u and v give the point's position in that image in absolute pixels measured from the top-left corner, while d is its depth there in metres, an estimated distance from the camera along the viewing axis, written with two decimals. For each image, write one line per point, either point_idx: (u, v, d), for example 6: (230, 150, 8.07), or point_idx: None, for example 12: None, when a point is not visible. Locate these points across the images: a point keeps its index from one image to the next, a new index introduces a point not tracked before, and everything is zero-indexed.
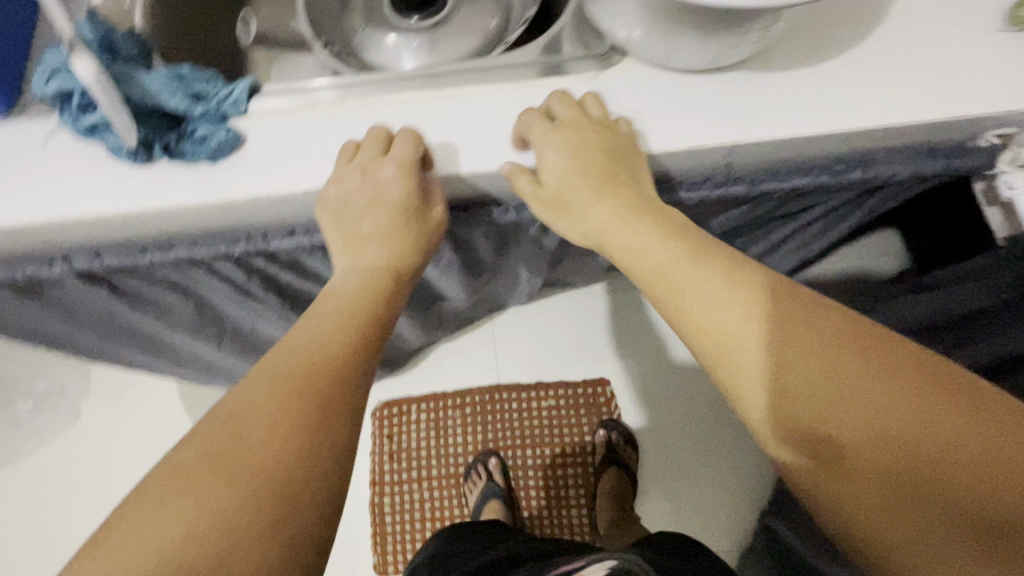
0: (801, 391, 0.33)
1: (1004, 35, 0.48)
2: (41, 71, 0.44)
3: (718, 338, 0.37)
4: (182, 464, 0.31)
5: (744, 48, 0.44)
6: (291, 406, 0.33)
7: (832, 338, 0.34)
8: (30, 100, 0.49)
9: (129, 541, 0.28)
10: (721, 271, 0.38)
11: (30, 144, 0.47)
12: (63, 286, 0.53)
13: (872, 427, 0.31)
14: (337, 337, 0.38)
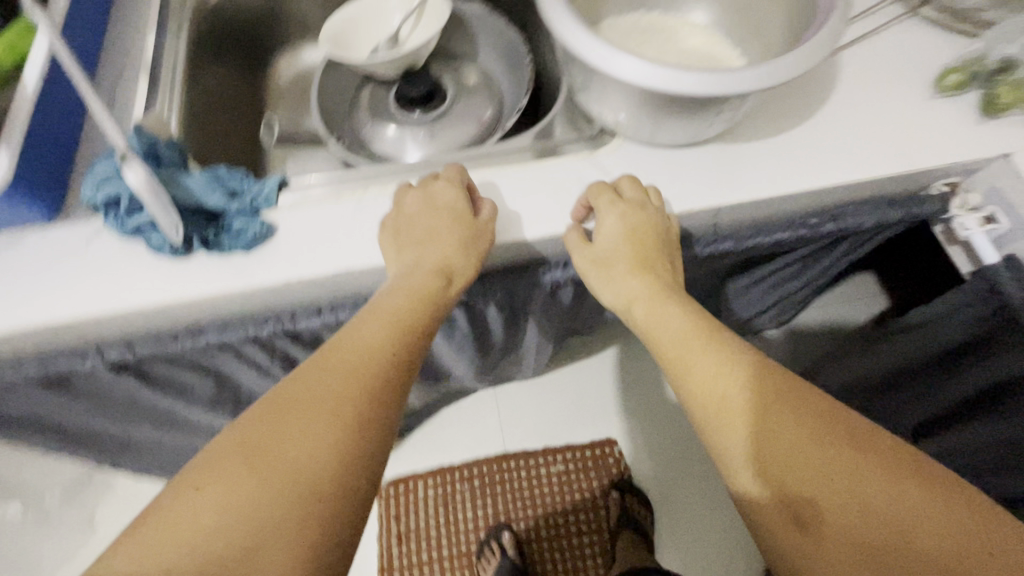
0: (788, 465, 0.35)
1: (935, 100, 0.56)
2: (93, 179, 0.48)
3: (709, 404, 0.39)
4: (222, 450, 0.34)
5: (719, 125, 0.51)
6: (331, 400, 0.36)
7: (803, 412, 0.37)
8: (74, 205, 0.53)
9: (168, 529, 0.31)
10: (713, 341, 0.42)
11: (73, 245, 0.51)
12: (91, 379, 0.54)
13: (856, 510, 0.33)
14: (383, 333, 0.41)
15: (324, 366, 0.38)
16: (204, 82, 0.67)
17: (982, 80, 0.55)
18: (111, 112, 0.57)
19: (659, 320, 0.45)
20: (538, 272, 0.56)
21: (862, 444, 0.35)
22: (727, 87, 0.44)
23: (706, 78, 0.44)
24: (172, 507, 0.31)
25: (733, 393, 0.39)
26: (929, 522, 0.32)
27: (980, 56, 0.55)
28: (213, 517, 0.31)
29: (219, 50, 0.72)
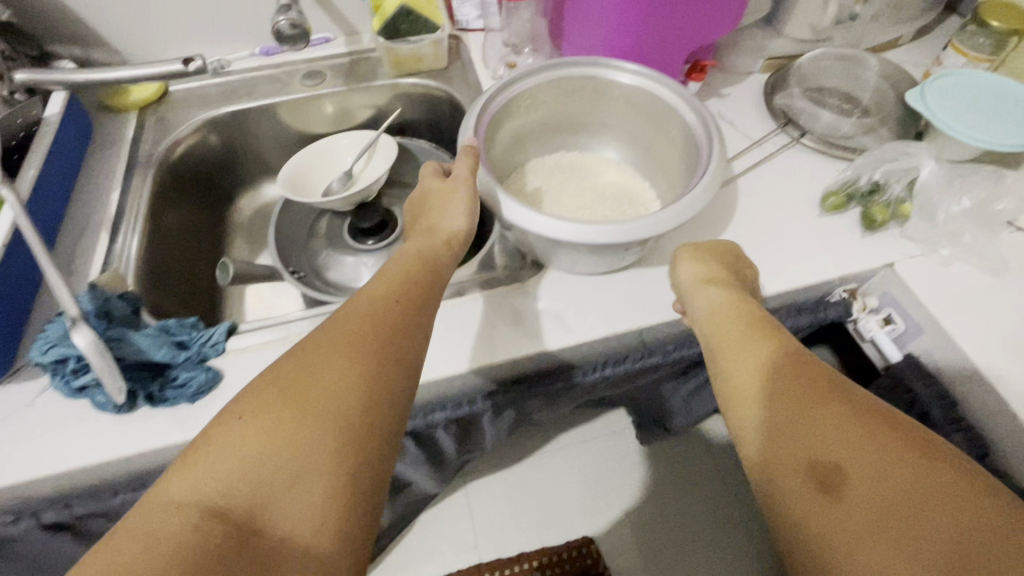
0: (783, 414, 0.42)
1: (824, 217, 0.64)
2: (42, 341, 0.50)
3: (729, 374, 0.47)
4: (260, 388, 0.38)
5: (631, 255, 0.57)
6: (354, 357, 0.40)
7: (832, 399, 0.41)
8: (22, 364, 0.54)
9: (211, 455, 0.35)
10: (756, 333, 0.48)
11: (18, 406, 0.51)
12: (25, 542, 0.53)
13: (840, 455, 0.38)
14: (401, 305, 0.45)
15: (358, 326, 0.42)
16: (164, 226, 0.72)
17: (859, 199, 0.63)
18: (71, 269, 0.60)
19: (710, 317, 0.51)
20: (480, 398, 0.60)
21: (854, 406, 0.40)
22: (625, 236, 0.50)
23: (609, 228, 0.50)
24: (217, 433, 0.36)
25: (755, 365, 0.46)
26: (906, 475, 0.36)
27: (852, 180, 0.63)
28: (248, 448, 0.35)
29: (182, 195, 0.78)
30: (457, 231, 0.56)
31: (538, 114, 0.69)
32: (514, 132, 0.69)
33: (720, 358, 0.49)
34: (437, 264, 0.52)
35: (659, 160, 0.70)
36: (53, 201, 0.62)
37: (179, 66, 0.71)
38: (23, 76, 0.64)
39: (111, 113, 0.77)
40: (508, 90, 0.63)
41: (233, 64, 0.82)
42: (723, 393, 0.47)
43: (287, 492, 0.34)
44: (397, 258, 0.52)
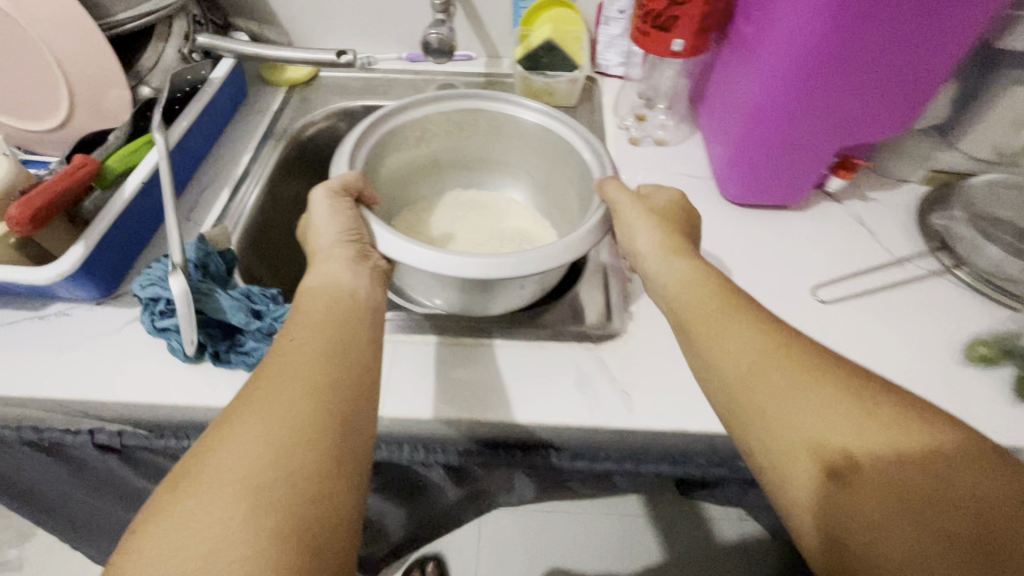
0: (783, 394, 0.40)
1: (963, 366, 0.54)
2: (145, 279, 0.54)
3: (715, 358, 0.44)
4: (179, 469, 0.37)
5: (455, 292, 0.56)
6: (270, 416, 0.38)
7: (819, 378, 0.40)
8: (126, 290, 0.59)
9: (202, 482, 0.36)
10: (731, 309, 0.46)
11: (109, 328, 0.56)
12: (81, 452, 0.57)
13: (851, 437, 0.37)
14: (319, 355, 0.43)
15: (309, 331, 0.45)
16: (279, 197, 0.76)
17: (1017, 358, 0.53)
18: (191, 216, 0.66)
19: (685, 286, 0.50)
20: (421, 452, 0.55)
21: (836, 372, 0.40)
22: (499, 272, 0.52)
23: (446, 260, 0.52)
24: (206, 455, 0.37)
25: (747, 345, 0.43)
26: (908, 440, 0.36)
27: (1010, 335, 0.55)
28: (234, 465, 0.36)
29: (302, 171, 0.82)
30: (346, 255, 0.53)
31: (433, 145, 0.83)
32: (402, 161, 0.83)
33: (707, 331, 0.45)
34: (357, 295, 0.50)
35: (558, 205, 0.86)
36: (195, 152, 0.69)
37: (331, 56, 0.76)
38: (203, 39, 0.71)
39: (265, 86, 0.84)
40: (381, 125, 0.73)
41: (380, 64, 0.88)
42: (714, 377, 0.44)
43: (296, 487, 0.36)
44: (307, 298, 0.49)
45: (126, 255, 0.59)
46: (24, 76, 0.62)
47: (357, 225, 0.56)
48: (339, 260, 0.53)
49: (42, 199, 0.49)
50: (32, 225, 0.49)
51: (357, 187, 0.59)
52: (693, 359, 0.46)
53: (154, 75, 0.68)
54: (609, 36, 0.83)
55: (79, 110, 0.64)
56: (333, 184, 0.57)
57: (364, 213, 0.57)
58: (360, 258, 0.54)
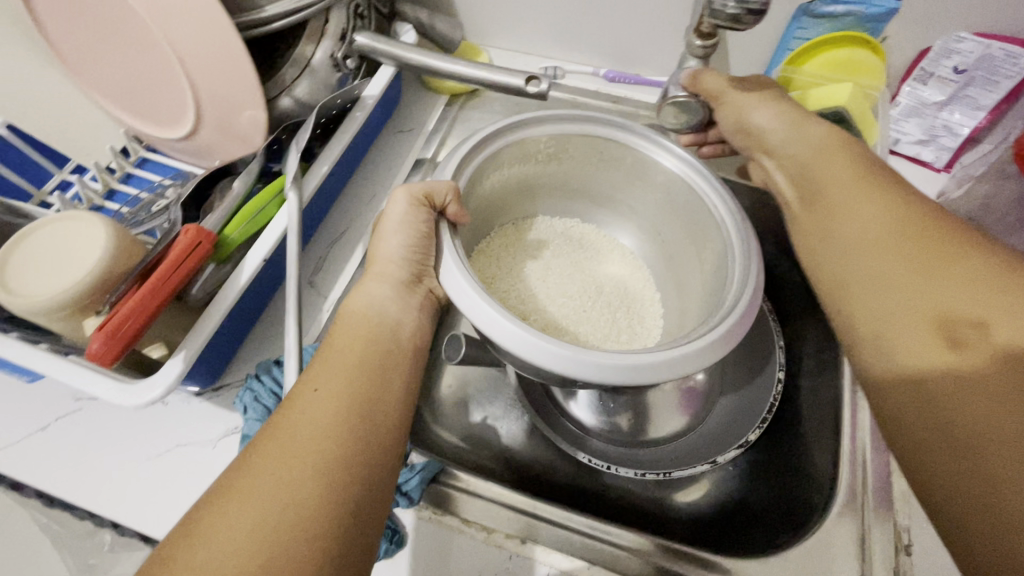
0: (906, 258, 0.37)
1: None
2: (252, 410, 0.42)
3: (838, 226, 0.41)
4: (180, 535, 0.28)
5: (523, 364, 0.40)
6: (297, 458, 0.31)
7: (955, 260, 0.35)
8: (229, 383, 0.47)
9: (195, 564, 0.27)
10: (871, 193, 0.41)
11: (203, 438, 0.45)
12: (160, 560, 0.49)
13: (975, 308, 0.33)
14: (351, 391, 0.35)
15: (337, 371, 0.36)
16: None
17: None
18: (314, 283, 0.53)
19: (795, 142, 0.45)
20: None
21: (947, 230, 0.37)
22: (580, 369, 0.36)
23: (519, 331, 0.37)
24: (204, 524, 0.28)
25: (869, 227, 0.40)
26: (1013, 301, 0.33)
27: None
28: (233, 536, 0.28)
29: None
30: (399, 276, 0.43)
31: (557, 168, 0.56)
32: (509, 179, 0.55)
33: (816, 192, 0.44)
34: (400, 332, 0.41)
35: (678, 279, 0.56)
36: (330, 194, 0.54)
37: (518, 81, 0.54)
38: (362, 41, 0.53)
39: (420, 90, 0.67)
40: (509, 131, 0.49)
41: (568, 77, 0.66)
42: (833, 244, 0.42)
43: (301, 561, 0.28)
44: (343, 327, 0.40)
45: (233, 341, 0.47)
46: (147, 75, 0.49)
47: (425, 249, 0.43)
48: (390, 281, 0.43)
49: (130, 317, 0.36)
50: (123, 353, 0.36)
51: (447, 202, 0.43)
52: (815, 229, 0.43)
53: (301, 82, 0.52)
54: (919, 101, 0.56)
55: (204, 126, 0.51)
56: (419, 190, 0.43)
57: (439, 221, 0.43)
58: (416, 280, 0.44)
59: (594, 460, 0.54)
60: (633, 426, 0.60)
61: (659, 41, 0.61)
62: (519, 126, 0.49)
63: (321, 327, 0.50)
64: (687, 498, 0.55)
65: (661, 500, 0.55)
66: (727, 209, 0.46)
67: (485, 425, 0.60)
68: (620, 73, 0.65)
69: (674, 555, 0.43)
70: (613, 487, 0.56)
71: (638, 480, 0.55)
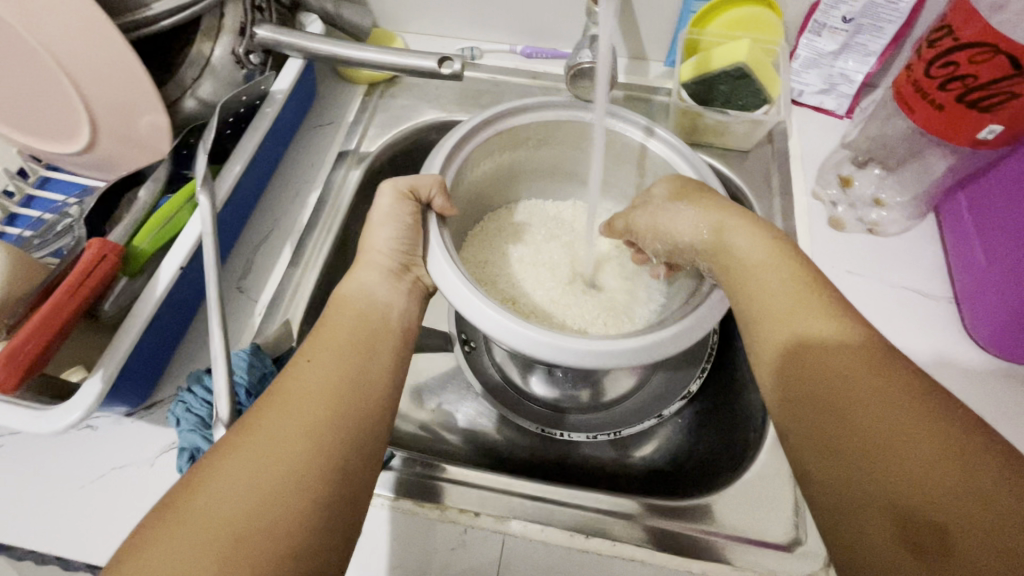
0: (857, 413, 0.29)
1: None
2: (184, 421, 0.41)
3: (786, 357, 0.34)
4: (179, 488, 0.28)
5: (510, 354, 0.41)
6: (296, 416, 0.31)
7: (917, 425, 0.28)
8: (162, 399, 0.46)
9: (193, 509, 0.27)
10: (808, 307, 0.35)
11: (139, 458, 0.44)
12: None
13: (931, 496, 0.26)
14: (345, 358, 0.35)
15: (330, 343, 0.36)
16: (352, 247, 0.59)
17: None
18: (243, 288, 0.51)
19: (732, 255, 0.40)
20: None
21: (893, 367, 0.30)
22: (563, 355, 0.37)
23: (501, 321, 0.38)
24: (206, 473, 0.28)
25: (817, 352, 0.33)
26: (978, 485, 0.25)
27: None
28: (231, 483, 0.28)
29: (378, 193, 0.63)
30: (386, 264, 0.43)
31: (544, 152, 0.56)
32: (499, 166, 0.55)
33: (754, 311, 0.37)
34: (389, 314, 0.40)
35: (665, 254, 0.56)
36: (248, 196, 0.53)
37: (431, 64, 0.53)
38: (263, 34, 0.50)
39: (337, 81, 0.65)
40: (497, 121, 0.49)
41: (486, 58, 0.66)
42: (775, 374, 0.34)
43: (294, 514, 0.28)
44: (333, 312, 0.39)
45: (159, 357, 0.45)
46: (32, 88, 0.47)
47: (412, 241, 0.44)
48: (378, 270, 0.42)
49: (32, 338, 0.34)
50: (26, 378, 0.34)
51: (432, 194, 0.43)
52: (758, 350, 0.36)
53: (202, 83, 0.49)
54: (816, 52, 0.57)
55: (102, 135, 0.48)
56: (405, 184, 0.43)
57: (427, 213, 0.44)
58: (403, 269, 0.43)
59: (544, 428, 0.57)
60: (592, 395, 0.61)
61: (569, 12, 0.61)
62: (501, 115, 0.49)
63: (255, 332, 0.49)
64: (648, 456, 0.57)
65: (623, 460, 0.57)
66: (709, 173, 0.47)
67: (440, 410, 0.60)
68: (537, 49, 0.65)
69: (647, 510, 0.44)
70: (575, 454, 0.58)
71: (595, 443, 0.58)
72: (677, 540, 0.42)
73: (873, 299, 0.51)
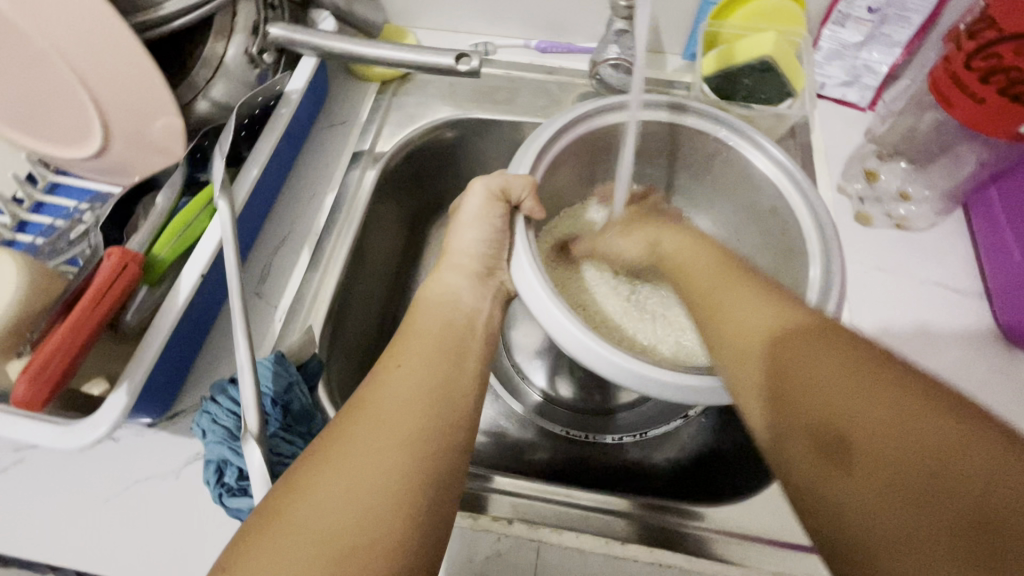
0: (797, 369, 0.30)
1: None
2: (211, 434, 0.40)
3: (749, 357, 0.33)
4: (277, 498, 0.28)
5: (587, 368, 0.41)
6: (388, 426, 0.31)
7: (861, 371, 0.28)
8: (184, 409, 0.45)
9: (294, 521, 0.26)
10: (746, 288, 0.36)
11: (164, 470, 0.43)
12: None
13: (873, 429, 0.26)
14: (431, 368, 0.35)
15: (418, 353, 0.36)
16: (369, 250, 0.58)
17: None
18: (262, 293, 0.50)
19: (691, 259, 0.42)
20: None
21: (821, 327, 0.32)
22: (621, 376, 0.37)
23: (575, 331, 0.38)
24: (303, 482, 0.28)
25: (757, 324, 0.33)
26: (943, 435, 0.24)
27: None
28: (329, 493, 0.27)
29: (394, 196, 0.62)
30: (472, 267, 0.44)
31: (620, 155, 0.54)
32: (579, 167, 0.53)
33: (702, 308, 0.38)
34: (474, 318, 0.41)
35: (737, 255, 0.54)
36: (264, 199, 0.51)
37: (450, 61, 0.51)
38: (275, 33, 0.50)
39: (348, 79, 0.64)
40: (583, 121, 0.49)
41: (499, 53, 0.65)
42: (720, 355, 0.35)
43: (392, 524, 0.27)
44: (420, 318, 0.39)
45: (181, 366, 0.44)
46: (42, 92, 0.45)
47: (498, 245, 0.45)
48: (463, 272, 0.43)
49: (57, 356, 0.33)
50: (53, 395, 0.34)
51: (523, 198, 0.43)
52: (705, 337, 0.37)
53: (215, 84, 0.48)
54: (840, 43, 0.56)
55: (115, 140, 0.47)
56: (496, 185, 0.43)
57: (515, 215, 0.44)
58: (488, 273, 0.44)
59: (571, 430, 0.59)
60: (602, 397, 0.61)
61: (586, 6, 0.60)
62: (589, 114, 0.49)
63: (277, 339, 0.48)
64: (669, 458, 0.56)
65: (642, 461, 0.57)
66: (795, 176, 0.46)
67: None
68: (552, 43, 0.64)
69: (666, 511, 0.44)
70: (598, 457, 0.57)
71: (620, 444, 0.58)
72: (712, 546, 0.42)
73: (904, 295, 0.51)
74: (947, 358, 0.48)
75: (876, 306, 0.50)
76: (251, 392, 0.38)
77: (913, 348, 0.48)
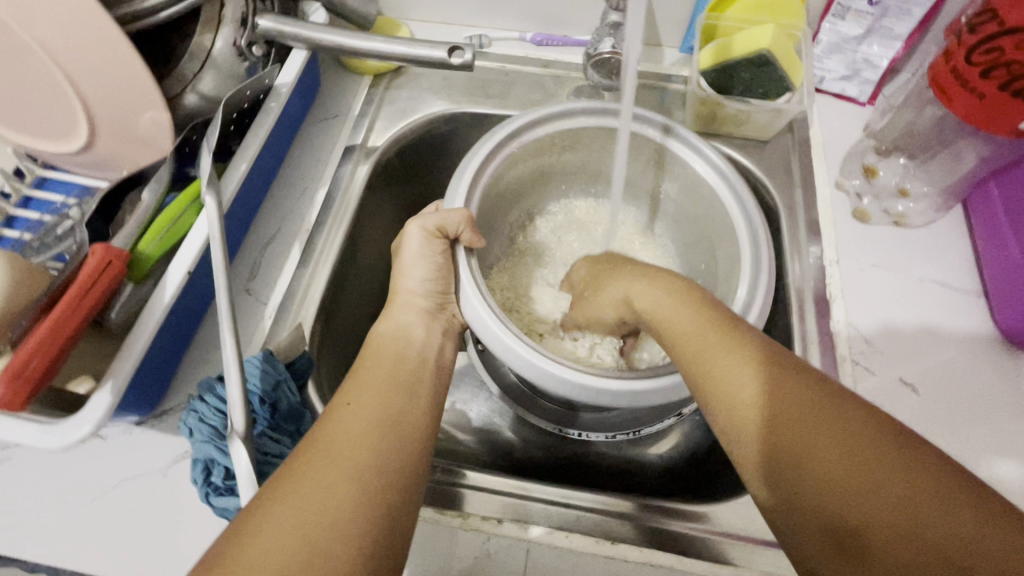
0: (793, 430, 0.29)
1: None
2: (198, 433, 0.39)
3: (740, 427, 0.31)
4: (229, 540, 0.28)
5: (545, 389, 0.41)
6: (342, 465, 0.31)
7: (863, 442, 0.27)
8: (171, 407, 0.44)
9: (244, 561, 0.26)
10: (731, 339, 0.33)
11: (151, 468, 0.42)
12: None
13: (878, 504, 0.25)
14: (383, 400, 0.36)
15: (368, 386, 0.36)
16: (361, 246, 0.58)
17: None
18: (251, 290, 0.50)
19: (664, 315, 0.37)
20: None
21: (812, 382, 0.30)
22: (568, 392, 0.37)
23: (529, 354, 0.38)
24: (255, 522, 0.28)
25: (744, 383, 0.31)
26: (949, 523, 0.24)
27: None
28: (280, 531, 0.28)
29: (386, 191, 0.61)
30: (423, 305, 0.44)
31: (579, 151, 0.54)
32: (540, 166, 0.53)
33: (698, 365, 0.33)
34: (426, 352, 0.41)
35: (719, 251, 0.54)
36: (254, 194, 0.51)
37: (442, 53, 0.50)
38: (265, 24, 0.48)
39: (341, 73, 0.63)
40: (542, 122, 0.48)
41: (494, 46, 0.64)
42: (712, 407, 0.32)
43: (344, 560, 0.28)
44: (372, 351, 0.40)
45: (167, 364, 0.43)
46: (27, 86, 0.44)
47: (446, 280, 0.45)
48: (415, 310, 0.44)
49: (37, 354, 0.33)
50: (33, 396, 0.33)
51: (460, 231, 0.42)
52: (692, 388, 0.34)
53: (203, 78, 0.47)
54: (840, 37, 0.55)
55: (101, 135, 0.47)
56: (432, 224, 0.43)
57: (456, 249, 0.44)
58: (438, 308, 0.45)
59: (563, 429, 0.56)
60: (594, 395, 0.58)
61: None
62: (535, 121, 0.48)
63: (266, 336, 0.48)
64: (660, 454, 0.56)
65: (632, 458, 0.57)
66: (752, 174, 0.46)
67: (452, 410, 0.59)
68: (548, 36, 0.63)
69: (664, 513, 0.43)
70: (589, 453, 0.57)
71: (611, 442, 0.57)
72: (702, 547, 0.41)
73: (901, 293, 0.50)
74: (943, 358, 0.47)
75: (872, 304, 0.50)
76: (235, 394, 0.38)
77: (909, 347, 0.48)
